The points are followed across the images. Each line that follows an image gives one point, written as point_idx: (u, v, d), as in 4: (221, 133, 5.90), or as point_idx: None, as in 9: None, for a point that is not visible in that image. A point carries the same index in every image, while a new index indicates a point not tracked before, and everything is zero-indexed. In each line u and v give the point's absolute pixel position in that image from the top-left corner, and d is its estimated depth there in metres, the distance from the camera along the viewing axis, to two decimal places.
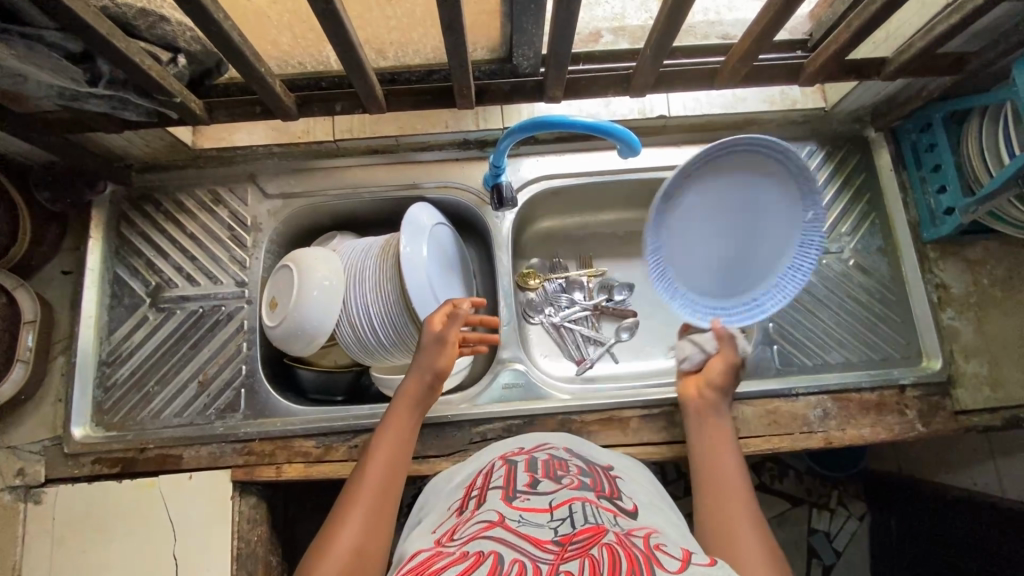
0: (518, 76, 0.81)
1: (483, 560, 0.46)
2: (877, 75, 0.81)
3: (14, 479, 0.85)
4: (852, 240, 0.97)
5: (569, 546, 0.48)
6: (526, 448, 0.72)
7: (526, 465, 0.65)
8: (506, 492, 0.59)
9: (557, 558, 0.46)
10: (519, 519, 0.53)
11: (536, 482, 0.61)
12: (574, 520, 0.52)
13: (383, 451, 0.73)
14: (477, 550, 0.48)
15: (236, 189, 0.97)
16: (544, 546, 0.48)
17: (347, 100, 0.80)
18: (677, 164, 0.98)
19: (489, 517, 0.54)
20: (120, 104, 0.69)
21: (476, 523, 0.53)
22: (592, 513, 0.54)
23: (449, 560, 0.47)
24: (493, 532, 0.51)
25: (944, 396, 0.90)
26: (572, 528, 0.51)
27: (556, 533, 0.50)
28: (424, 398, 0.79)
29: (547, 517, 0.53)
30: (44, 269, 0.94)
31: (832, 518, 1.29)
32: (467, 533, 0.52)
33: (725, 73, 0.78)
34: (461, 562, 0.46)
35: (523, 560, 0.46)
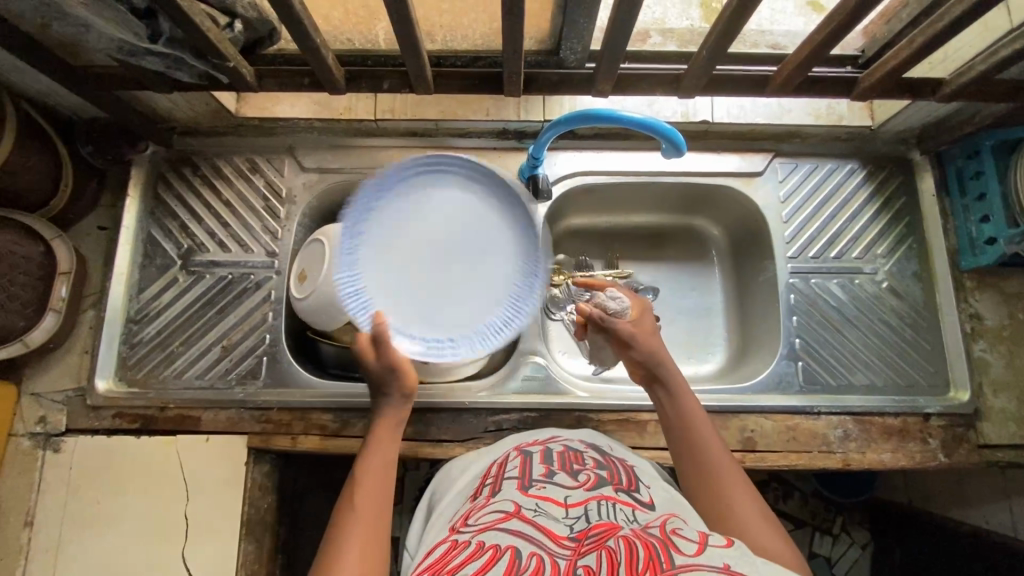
0: (565, 69, 0.80)
1: (501, 554, 0.46)
2: (932, 96, 0.79)
3: (35, 425, 0.88)
4: (887, 263, 0.96)
5: (585, 540, 0.48)
6: (539, 439, 0.71)
7: (541, 457, 0.64)
8: (522, 482, 0.59)
9: (574, 554, 0.46)
10: (535, 510, 0.53)
11: (551, 473, 0.60)
12: (589, 517, 0.52)
13: (374, 472, 0.67)
14: (494, 544, 0.47)
15: (274, 160, 0.98)
16: (560, 541, 0.48)
17: (395, 78, 0.80)
18: (714, 171, 0.97)
19: (506, 507, 0.53)
20: (175, 63, 0.69)
21: (492, 512, 0.53)
22: (608, 510, 0.53)
23: (466, 555, 0.47)
24: (510, 524, 0.50)
25: (969, 428, 0.88)
26: (587, 524, 0.51)
27: (571, 530, 0.50)
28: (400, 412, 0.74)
29: (564, 512, 0.53)
30: (82, 223, 0.96)
31: (834, 544, 1.27)
32: (482, 521, 0.52)
33: (778, 82, 0.77)
34: (478, 558, 0.46)
35: (540, 554, 0.46)
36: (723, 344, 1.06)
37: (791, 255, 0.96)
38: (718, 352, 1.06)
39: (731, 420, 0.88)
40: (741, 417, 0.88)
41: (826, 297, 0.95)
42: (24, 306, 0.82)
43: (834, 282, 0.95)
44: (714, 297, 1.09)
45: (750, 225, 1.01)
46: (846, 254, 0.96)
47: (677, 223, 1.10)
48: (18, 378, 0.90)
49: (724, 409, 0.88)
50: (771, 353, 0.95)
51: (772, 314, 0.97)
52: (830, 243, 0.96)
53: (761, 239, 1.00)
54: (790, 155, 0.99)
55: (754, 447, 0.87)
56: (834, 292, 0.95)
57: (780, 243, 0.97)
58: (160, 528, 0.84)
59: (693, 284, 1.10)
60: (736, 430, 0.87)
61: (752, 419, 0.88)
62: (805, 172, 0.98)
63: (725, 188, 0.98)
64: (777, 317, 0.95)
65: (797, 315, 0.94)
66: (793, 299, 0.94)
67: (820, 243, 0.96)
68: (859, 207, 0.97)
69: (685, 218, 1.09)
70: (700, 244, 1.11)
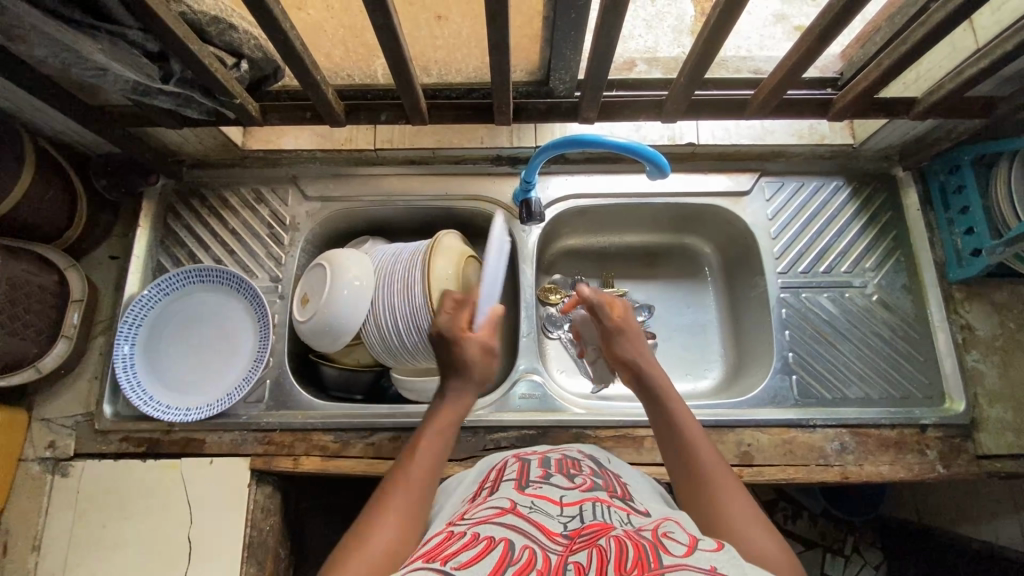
0: (554, 98, 0.84)
1: (495, 545, 0.47)
2: (906, 114, 0.82)
3: (45, 449, 0.90)
4: (876, 276, 0.97)
5: (578, 538, 0.49)
6: (540, 448, 0.72)
7: (539, 462, 0.66)
8: (519, 482, 0.60)
9: (567, 549, 0.47)
10: (530, 507, 0.54)
11: (549, 475, 0.62)
12: (583, 516, 0.53)
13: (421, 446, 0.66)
14: (488, 536, 0.48)
15: (278, 189, 1.02)
16: (554, 537, 0.49)
17: (391, 111, 0.84)
18: (703, 190, 1.00)
19: (501, 504, 0.55)
20: (185, 101, 0.73)
21: (487, 508, 0.54)
22: (602, 510, 0.55)
23: (461, 545, 0.47)
24: (505, 518, 0.51)
25: (966, 439, 0.88)
26: (581, 522, 0.52)
27: (565, 527, 0.51)
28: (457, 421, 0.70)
29: (558, 510, 0.54)
30: (94, 254, 1.00)
31: (847, 566, 1.24)
32: (479, 515, 0.53)
33: (755, 105, 0.81)
34: (473, 547, 0.46)
35: (534, 547, 0.47)
36: (719, 359, 1.07)
37: (780, 270, 0.98)
38: (714, 368, 1.07)
39: (728, 435, 0.88)
40: (737, 431, 0.88)
41: (816, 311, 0.96)
42: (38, 333, 0.85)
43: (825, 296, 0.97)
44: (708, 313, 1.11)
45: (740, 242, 1.04)
46: (835, 268, 0.98)
47: (671, 241, 1.13)
48: (28, 405, 0.92)
49: (720, 424, 0.88)
50: (765, 367, 0.96)
51: (765, 328, 0.99)
52: (819, 257, 0.98)
53: (751, 256, 1.02)
54: (776, 173, 1.02)
55: (751, 461, 0.87)
56: (824, 305, 0.96)
57: (770, 259, 0.99)
58: (164, 552, 0.85)
59: (688, 301, 1.12)
60: (733, 445, 0.87)
61: (748, 433, 0.88)
62: (791, 189, 1.01)
63: (713, 207, 1.01)
64: (770, 332, 0.97)
65: (789, 329, 0.95)
66: (785, 313, 0.96)
67: (809, 258, 0.98)
68: (845, 222, 1.00)
69: (678, 236, 1.12)
70: (694, 261, 1.13)
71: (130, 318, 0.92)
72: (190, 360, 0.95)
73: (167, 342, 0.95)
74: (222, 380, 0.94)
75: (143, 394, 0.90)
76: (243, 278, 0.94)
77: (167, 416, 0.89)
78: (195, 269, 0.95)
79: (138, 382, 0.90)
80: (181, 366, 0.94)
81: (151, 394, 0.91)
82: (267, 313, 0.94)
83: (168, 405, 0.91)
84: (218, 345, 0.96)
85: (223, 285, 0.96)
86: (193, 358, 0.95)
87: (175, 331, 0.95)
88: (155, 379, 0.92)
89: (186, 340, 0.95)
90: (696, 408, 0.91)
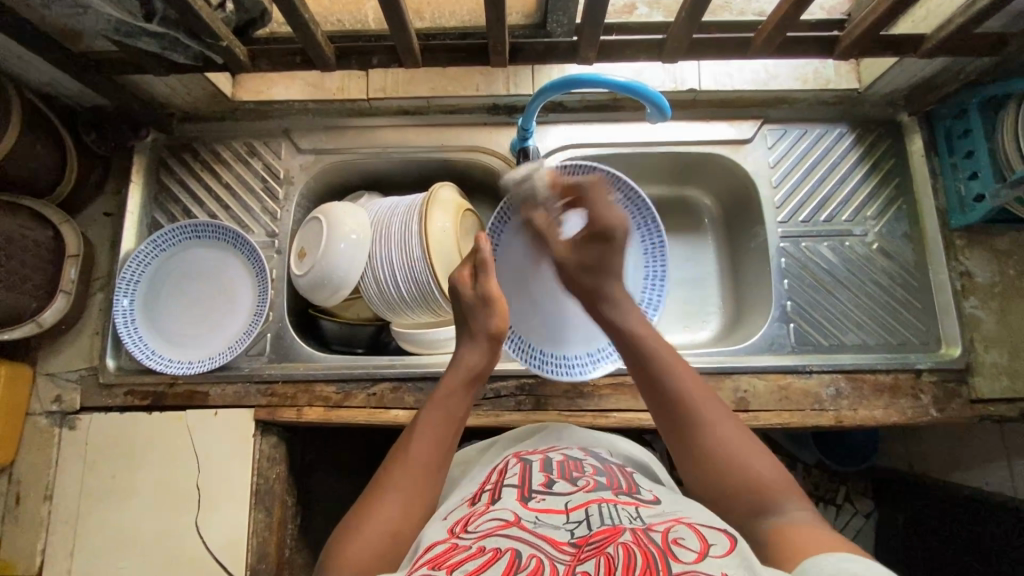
0: (552, 38, 0.80)
1: (501, 555, 0.48)
2: (914, 52, 0.80)
3: (51, 403, 0.91)
4: (877, 224, 0.97)
5: (585, 546, 0.49)
6: (538, 448, 0.74)
7: (541, 466, 0.67)
8: (521, 493, 0.60)
9: (574, 559, 0.48)
10: (535, 521, 0.54)
11: (550, 483, 0.62)
12: (590, 521, 0.53)
13: (432, 428, 0.66)
14: (494, 547, 0.49)
15: (270, 142, 1.00)
16: (560, 547, 0.50)
17: (384, 54, 0.81)
18: (704, 139, 0.98)
19: (505, 515, 0.55)
20: (171, 44, 0.71)
21: (491, 520, 0.55)
22: (609, 512, 0.55)
23: (466, 555, 0.49)
24: (510, 530, 0.52)
25: (961, 383, 0.89)
26: (588, 529, 0.52)
27: (572, 536, 0.52)
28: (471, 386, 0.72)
29: (564, 519, 0.55)
30: (88, 210, 0.99)
31: (838, 513, 1.32)
32: (483, 526, 0.54)
33: (759, 42, 0.78)
34: (479, 558, 0.48)
35: (540, 556, 0.48)
36: (717, 312, 1.08)
37: (781, 220, 0.97)
38: (711, 320, 1.08)
39: (724, 381, 0.89)
40: (734, 377, 0.89)
41: (816, 259, 0.96)
42: (35, 287, 0.84)
43: (825, 245, 0.96)
44: (707, 267, 1.11)
45: (741, 192, 1.03)
46: (836, 217, 0.97)
47: (671, 194, 1.12)
48: (32, 360, 0.93)
49: (717, 370, 0.90)
50: (763, 316, 0.97)
51: (764, 277, 0.99)
52: (820, 206, 0.97)
53: (752, 205, 1.01)
54: (779, 121, 0.99)
55: (747, 407, 0.88)
56: (824, 254, 0.96)
57: (771, 208, 0.98)
58: (174, 500, 0.87)
59: (687, 254, 1.12)
60: (729, 391, 0.89)
61: (745, 379, 0.89)
62: (794, 137, 0.99)
63: (714, 156, 0.99)
64: (769, 281, 0.97)
65: (789, 278, 0.95)
66: (784, 262, 0.96)
67: (810, 207, 0.97)
68: (848, 170, 0.98)
69: (679, 188, 1.11)
70: (694, 214, 1.12)
71: (127, 274, 0.92)
72: (191, 316, 0.95)
73: (166, 299, 0.95)
74: (224, 333, 0.94)
75: (145, 348, 0.91)
76: (240, 233, 0.93)
77: (170, 369, 0.90)
78: (188, 226, 0.94)
79: (140, 337, 0.91)
80: (183, 321, 0.95)
81: (153, 348, 0.92)
82: (266, 269, 0.94)
83: (171, 359, 0.92)
84: (217, 300, 0.96)
85: (218, 241, 0.96)
86: (193, 314, 0.95)
87: (173, 288, 0.95)
88: (156, 334, 0.93)
89: (185, 296, 0.95)
90: (694, 356, 0.91)
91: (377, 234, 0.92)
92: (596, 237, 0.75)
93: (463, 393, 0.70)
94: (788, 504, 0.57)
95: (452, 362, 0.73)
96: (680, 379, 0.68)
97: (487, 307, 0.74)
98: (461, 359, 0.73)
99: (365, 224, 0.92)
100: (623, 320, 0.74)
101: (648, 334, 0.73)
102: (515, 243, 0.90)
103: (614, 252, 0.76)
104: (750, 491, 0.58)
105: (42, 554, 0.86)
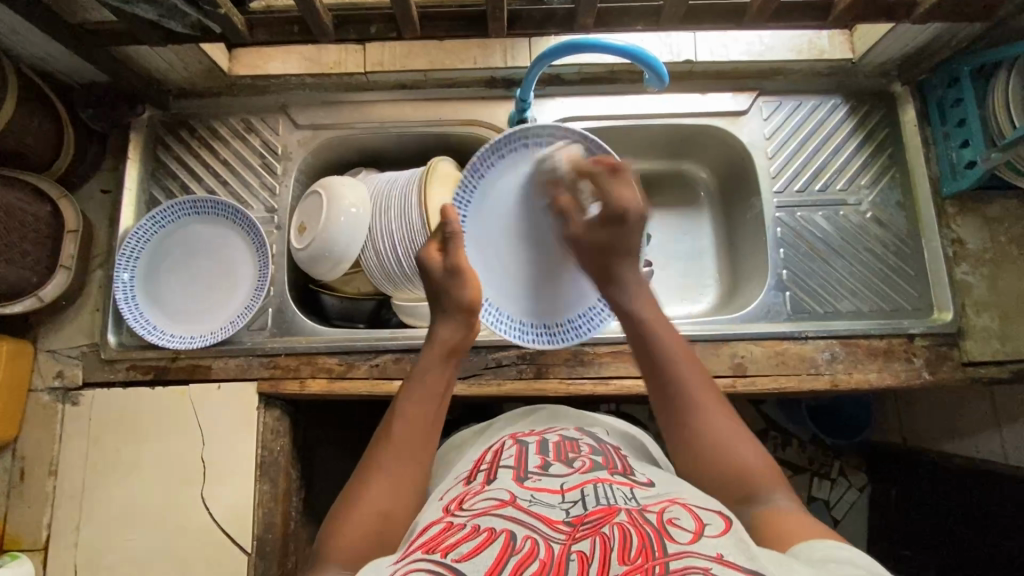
0: (549, 5, 0.81)
1: (496, 537, 0.48)
2: (906, 18, 0.80)
3: (54, 379, 0.91)
4: (871, 193, 0.98)
5: (581, 526, 0.50)
6: (536, 430, 0.74)
7: (538, 448, 0.67)
8: (518, 472, 0.60)
9: (569, 538, 0.48)
10: (531, 500, 0.55)
11: (547, 465, 0.62)
12: (586, 502, 0.54)
13: (414, 408, 0.66)
14: (488, 527, 0.50)
15: (268, 118, 1.00)
16: (555, 525, 0.51)
17: (383, 23, 0.81)
18: (700, 110, 0.99)
19: (501, 495, 0.55)
20: (169, 12, 0.70)
21: (486, 499, 0.55)
22: (604, 492, 0.56)
23: (460, 537, 0.49)
24: (505, 510, 0.52)
25: (952, 346, 0.91)
26: (583, 509, 0.53)
27: (567, 514, 0.52)
28: (454, 359, 0.71)
29: (559, 498, 0.55)
30: (85, 188, 0.98)
31: (832, 487, 1.35)
32: (478, 506, 0.54)
33: (754, 9, 0.78)
34: (473, 539, 0.48)
35: (535, 537, 0.48)
36: (714, 285, 1.10)
37: (777, 189, 0.98)
38: (708, 293, 1.10)
39: (721, 348, 0.91)
40: (731, 344, 0.91)
41: (811, 228, 0.97)
42: (35, 262, 0.85)
43: (820, 214, 0.97)
44: (704, 240, 1.12)
45: (737, 164, 1.04)
46: (831, 186, 0.98)
47: (667, 169, 1.13)
48: (33, 337, 0.93)
49: (714, 337, 0.91)
50: (761, 285, 0.98)
51: (760, 247, 1.00)
52: (815, 175, 0.99)
53: (748, 176, 1.02)
54: (774, 92, 1.00)
55: (744, 372, 0.90)
56: (819, 224, 0.97)
57: (767, 178, 0.99)
58: (179, 472, 0.88)
59: (683, 229, 1.13)
60: (727, 357, 0.90)
61: (741, 345, 0.91)
62: (790, 108, 1.00)
63: (710, 128, 1.00)
64: (765, 251, 0.98)
65: (784, 247, 0.97)
66: (780, 231, 0.97)
67: (805, 176, 0.99)
68: (843, 140, 0.99)
69: (675, 163, 1.12)
70: (691, 188, 1.13)
71: (127, 251, 0.92)
72: (190, 292, 0.95)
73: (167, 276, 0.95)
74: (225, 310, 0.94)
75: (147, 324, 0.91)
76: (240, 209, 0.93)
77: (172, 344, 0.91)
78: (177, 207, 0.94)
79: (141, 312, 0.92)
80: (181, 298, 0.95)
81: (154, 324, 0.92)
82: (266, 244, 0.94)
83: (173, 334, 0.92)
84: (217, 277, 0.96)
85: (217, 217, 0.96)
86: (192, 292, 0.95)
87: (172, 265, 0.95)
88: (157, 311, 0.93)
89: (186, 274, 0.95)
90: (693, 325, 0.93)
91: (378, 208, 0.92)
92: (610, 219, 0.74)
93: (445, 366, 0.70)
94: (774, 494, 0.58)
95: (428, 339, 0.72)
96: (681, 366, 0.66)
97: (456, 280, 0.72)
98: (440, 334, 0.71)
99: (367, 198, 0.93)
100: (627, 302, 0.72)
101: (661, 329, 0.69)
102: (489, 211, 0.84)
103: (630, 232, 0.74)
104: (733, 480, 0.59)
105: (48, 528, 0.87)
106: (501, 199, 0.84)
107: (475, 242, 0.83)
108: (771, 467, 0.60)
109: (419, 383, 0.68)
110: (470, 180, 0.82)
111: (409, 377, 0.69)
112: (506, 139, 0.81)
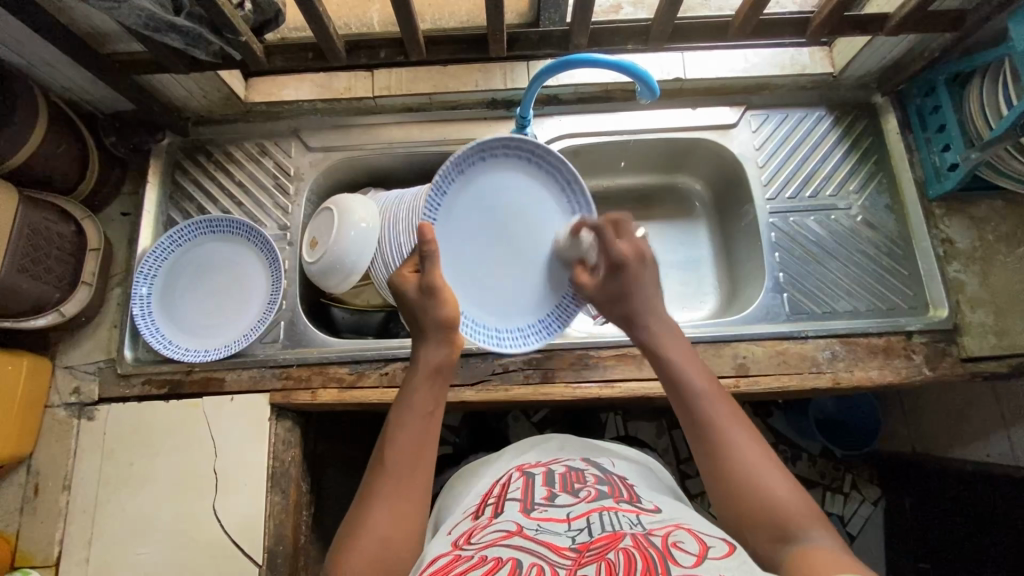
0: (546, 27, 0.86)
1: (503, 564, 0.49)
2: (879, 32, 0.86)
3: (71, 395, 0.93)
4: (860, 198, 1.02)
5: (587, 551, 0.50)
6: (541, 460, 0.75)
7: (544, 478, 0.68)
8: (524, 504, 0.61)
9: (575, 564, 0.49)
10: (537, 529, 0.55)
11: (553, 495, 0.63)
12: (591, 528, 0.54)
13: (405, 432, 0.65)
14: (496, 556, 0.50)
15: (281, 142, 1.05)
16: (562, 552, 0.51)
17: (391, 47, 0.88)
18: (691, 125, 1.04)
19: (508, 527, 0.56)
20: (195, 41, 0.75)
21: (494, 531, 0.56)
22: (610, 518, 0.56)
23: (469, 565, 0.50)
24: (512, 540, 0.53)
25: (950, 343, 0.92)
26: (589, 535, 0.53)
27: (573, 541, 0.53)
28: (444, 374, 0.70)
29: (565, 527, 0.56)
30: (106, 211, 1.03)
31: (846, 502, 1.33)
32: (485, 538, 0.55)
33: (736, 27, 0.84)
34: (481, 568, 0.49)
35: (541, 563, 0.49)
36: (714, 292, 1.13)
37: (769, 197, 1.02)
38: (708, 300, 1.12)
39: (723, 349, 0.93)
40: (732, 345, 0.93)
41: (805, 233, 1.00)
42: (58, 279, 0.88)
43: (812, 219, 1.01)
44: (702, 249, 1.16)
45: (729, 174, 1.08)
46: (821, 192, 1.02)
47: (663, 183, 1.17)
48: (52, 354, 0.96)
49: (714, 338, 0.93)
50: (759, 288, 1.01)
51: (757, 252, 1.03)
52: (805, 183, 1.03)
53: (741, 186, 1.06)
54: (762, 106, 1.06)
55: (746, 371, 0.91)
56: (812, 228, 1.01)
57: (759, 186, 1.03)
58: (191, 484, 0.89)
59: (682, 238, 1.17)
60: (728, 357, 0.92)
61: (742, 345, 0.93)
62: (777, 120, 1.05)
63: (702, 140, 1.05)
64: (761, 255, 1.01)
65: (780, 250, 1.00)
66: (775, 236, 1.01)
67: (796, 184, 1.03)
68: (829, 149, 1.04)
69: (670, 176, 1.16)
70: (687, 200, 1.18)
71: (143, 270, 0.95)
72: (206, 306, 0.98)
73: (182, 291, 0.98)
74: (238, 324, 0.97)
75: (163, 339, 0.94)
76: (256, 228, 0.97)
77: (186, 358, 0.93)
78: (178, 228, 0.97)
79: (156, 326, 0.94)
80: (196, 313, 0.98)
81: (169, 338, 0.95)
82: (279, 260, 0.98)
83: (187, 349, 0.95)
84: (229, 291, 0.99)
85: (226, 234, 1.00)
86: (205, 308, 0.98)
87: (182, 282, 0.98)
88: (172, 325, 0.96)
89: (201, 288, 0.99)
90: (694, 327, 0.95)
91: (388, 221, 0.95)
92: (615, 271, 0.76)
93: (435, 381, 0.69)
94: (811, 531, 0.54)
95: (414, 358, 0.71)
96: (703, 399, 0.65)
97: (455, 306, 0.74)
98: (423, 354, 0.70)
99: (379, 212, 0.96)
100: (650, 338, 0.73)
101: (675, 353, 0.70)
102: (455, 223, 0.83)
103: (635, 283, 0.75)
104: (765, 521, 0.56)
105: (60, 544, 0.87)
106: (454, 227, 0.83)
107: (447, 238, 0.82)
108: (810, 507, 0.56)
109: (409, 403, 0.67)
110: (439, 188, 0.80)
111: (398, 400, 0.68)
112: (466, 155, 0.81)
